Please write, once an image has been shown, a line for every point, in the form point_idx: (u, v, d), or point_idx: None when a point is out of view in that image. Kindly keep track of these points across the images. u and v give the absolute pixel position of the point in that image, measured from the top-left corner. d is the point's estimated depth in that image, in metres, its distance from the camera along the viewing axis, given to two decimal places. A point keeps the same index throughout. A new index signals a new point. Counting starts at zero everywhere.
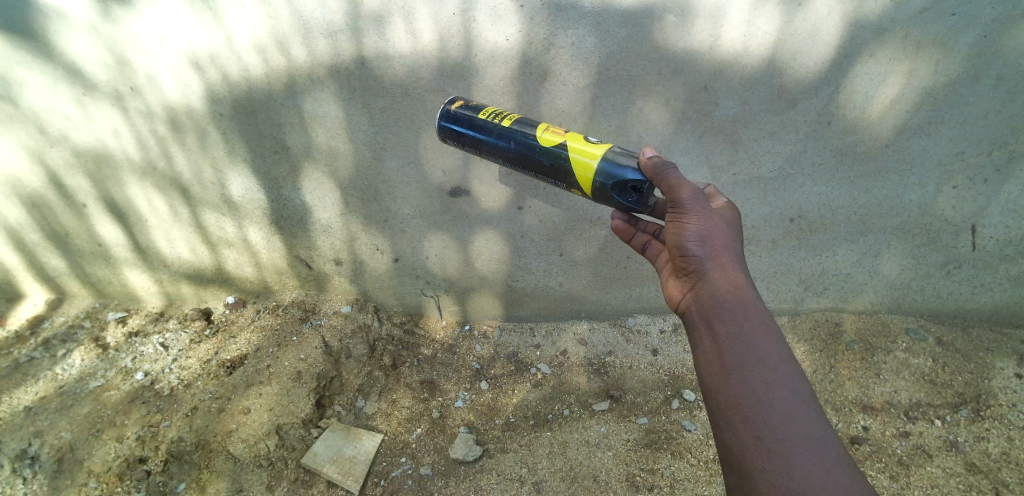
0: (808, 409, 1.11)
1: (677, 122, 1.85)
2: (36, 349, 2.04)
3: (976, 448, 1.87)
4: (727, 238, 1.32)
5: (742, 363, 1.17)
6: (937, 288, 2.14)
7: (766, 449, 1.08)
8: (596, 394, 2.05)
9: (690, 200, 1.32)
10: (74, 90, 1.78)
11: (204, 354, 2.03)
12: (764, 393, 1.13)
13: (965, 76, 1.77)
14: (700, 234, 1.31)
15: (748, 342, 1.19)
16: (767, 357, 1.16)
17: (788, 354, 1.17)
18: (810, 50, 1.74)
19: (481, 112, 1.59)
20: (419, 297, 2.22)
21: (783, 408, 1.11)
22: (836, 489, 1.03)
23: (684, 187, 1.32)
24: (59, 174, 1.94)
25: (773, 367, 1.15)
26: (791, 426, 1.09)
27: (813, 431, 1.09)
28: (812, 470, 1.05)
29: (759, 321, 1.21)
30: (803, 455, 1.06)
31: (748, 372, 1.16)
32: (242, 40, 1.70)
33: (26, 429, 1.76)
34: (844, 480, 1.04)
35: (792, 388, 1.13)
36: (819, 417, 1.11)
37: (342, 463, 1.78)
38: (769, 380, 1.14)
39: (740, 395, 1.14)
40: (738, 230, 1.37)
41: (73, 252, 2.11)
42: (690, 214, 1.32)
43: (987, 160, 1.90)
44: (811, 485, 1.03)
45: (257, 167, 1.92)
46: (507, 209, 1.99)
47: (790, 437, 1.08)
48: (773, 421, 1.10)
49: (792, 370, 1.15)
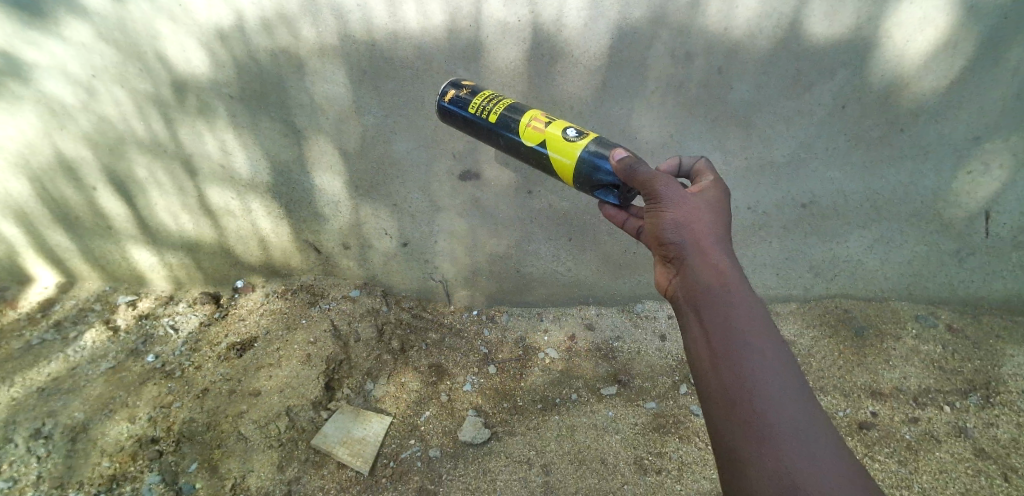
0: (797, 399, 1.09)
1: (688, 105, 1.84)
2: (47, 331, 2.05)
3: (985, 434, 1.86)
4: (709, 223, 1.29)
5: (729, 353, 1.14)
6: (949, 276, 2.13)
7: (755, 439, 1.06)
8: (604, 378, 2.06)
9: (665, 191, 1.30)
10: (83, 72, 1.78)
11: (214, 337, 2.04)
12: (752, 383, 1.10)
13: (983, 59, 1.76)
14: (678, 223, 1.29)
15: (734, 331, 1.16)
16: (755, 346, 1.13)
17: (776, 345, 1.14)
18: (825, 31, 1.72)
19: (475, 97, 1.59)
20: (428, 282, 2.23)
21: (771, 398, 1.08)
22: (824, 479, 1.01)
23: (658, 180, 1.31)
24: (68, 156, 1.94)
25: (761, 357, 1.12)
26: (779, 414, 1.07)
27: (802, 419, 1.07)
28: (801, 459, 1.03)
29: (744, 307, 1.18)
30: (801, 453, 1.03)
31: (736, 364, 1.13)
32: (251, 20, 1.69)
33: (40, 409, 1.77)
34: (833, 470, 1.02)
35: (782, 379, 1.10)
36: (809, 408, 1.08)
37: (352, 444, 1.79)
38: (758, 370, 1.11)
39: (729, 386, 1.12)
40: (723, 211, 1.33)
41: (83, 235, 2.12)
42: (665, 203, 1.31)
43: (1002, 145, 1.88)
44: (799, 475, 1.01)
45: (267, 149, 1.92)
46: (516, 193, 2.00)
47: (779, 427, 1.06)
48: (761, 411, 1.08)
49: (781, 359, 1.12)
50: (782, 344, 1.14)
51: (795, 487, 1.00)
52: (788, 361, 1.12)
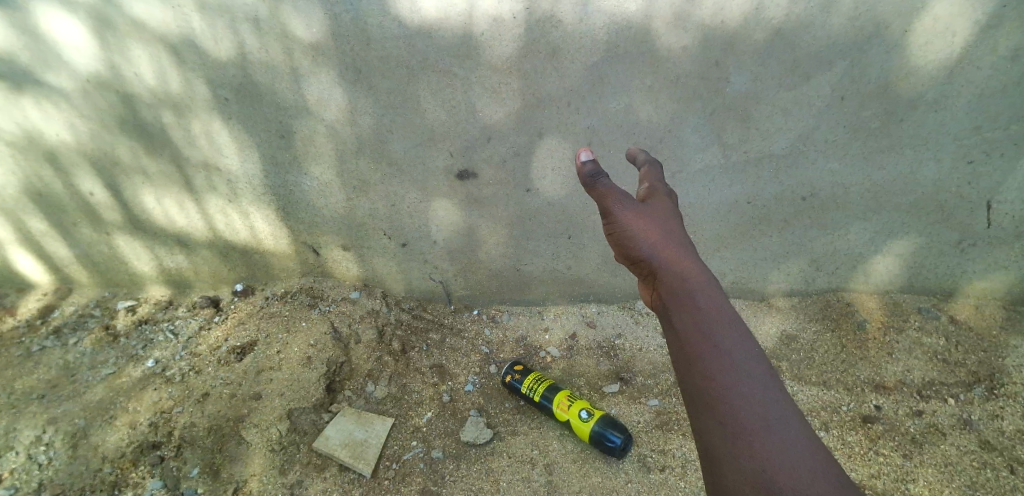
0: (766, 390, 0.99)
1: (686, 99, 1.83)
2: (47, 338, 2.02)
3: (990, 426, 1.85)
4: (666, 231, 1.21)
5: (697, 352, 1.04)
6: (951, 267, 2.12)
7: (727, 435, 0.96)
8: (606, 377, 2.06)
9: (619, 205, 1.25)
10: (76, 77, 1.76)
11: (213, 341, 2.03)
12: (719, 377, 1.00)
13: (983, 48, 1.76)
14: (638, 234, 1.21)
15: (701, 328, 1.05)
16: (725, 342, 1.03)
17: (747, 337, 1.04)
18: (822, 22, 1.71)
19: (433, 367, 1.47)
20: (427, 282, 2.22)
21: (740, 391, 0.98)
22: (804, 473, 0.90)
23: (609, 196, 1.26)
24: (62, 162, 1.91)
25: (730, 349, 1.02)
26: (749, 406, 0.97)
27: (773, 409, 0.97)
28: (775, 453, 0.92)
29: (712, 301, 1.08)
30: (784, 447, 0.93)
31: (703, 361, 1.02)
32: (245, 22, 1.68)
33: (40, 416, 1.75)
34: (812, 462, 0.91)
35: (750, 371, 1.00)
36: (782, 395, 0.99)
37: (354, 447, 1.78)
38: (725, 366, 1.01)
39: (697, 384, 1.02)
40: (679, 219, 1.26)
41: (81, 241, 2.09)
42: (621, 215, 1.24)
43: (1002, 134, 1.88)
44: (776, 471, 0.91)
45: (262, 151, 1.91)
46: (514, 191, 2.00)
47: (749, 419, 0.96)
48: (730, 405, 0.98)
49: (749, 348, 1.03)
50: (752, 336, 1.04)
51: (773, 483, 0.90)
52: (755, 349, 1.03)
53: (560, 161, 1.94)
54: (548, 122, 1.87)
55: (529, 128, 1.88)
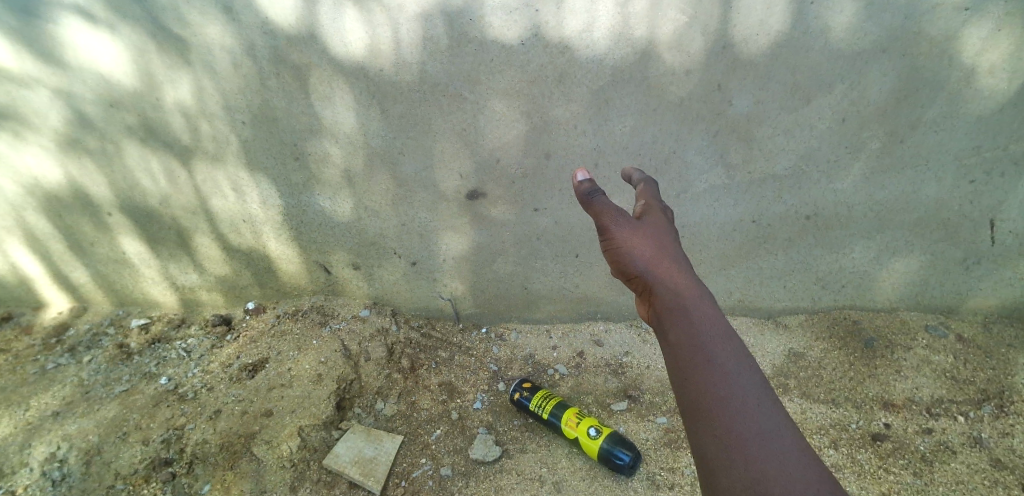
0: (760, 402, 1.00)
1: (691, 120, 1.88)
2: (61, 356, 2.04)
3: (1000, 443, 1.85)
4: (661, 247, 1.24)
5: (692, 365, 1.06)
6: (957, 284, 2.13)
7: (721, 444, 0.97)
8: (614, 394, 2.07)
9: (615, 223, 1.28)
10: (101, 101, 1.83)
11: (226, 358, 2.05)
12: (715, 388, 1.02)
13: (980, 70, 1.81)
14: (633, 251, 1.23)
15: (696, 342, 1.07)
16: (719, 355, 1.05)
17: (741, 350, 1.06)
18: (822, 47, 1.77)
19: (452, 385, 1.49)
20: (436, 300, 2.24)
21: (735, 404, 1.00)
22: (796, 485, 0.91)
23: (606, 214, 1.30)
24: (83, 183, 1.97)
25: (724, 362, 1.05)
26: (743, 417, 0.99)
27: (767, 421, 0.98)
28: (770, 464, 0.94)
29: (704, 314, 1.11)
30: (777, 459, 0.94)
31: (698, 372, 1.04)
32: (263, 49, 1.75)
33: (55, 433, 1.76)
34: (804, 473, 0.93)
35: (744, 383, 1.02)
36: (774, 407, 1.00)
37: (363, 464, 1.79)
38: (719, 377, 1.03)
39: (692, 394, 1.03)
40: (674, 235, 1.28)
41: (97, 259, 2.13)
42: (617, 232, 1.27)
43: (1003, 153, 1.92)
44: (769, 480, 0.92)
45: (278, 173, 1.96)
46: (522, 210, 2.04)
47: (743, 431, 0.97)
48: (725, 415, 0.99)
49: (743, 362, 1.05)
50: (746, 350, 1.07)
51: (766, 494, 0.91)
52: (749, 363, 1.05)
53: (566, 181, 1.98)
54: (554, 144, 1.92)
55: (536, 149, 1.92)
